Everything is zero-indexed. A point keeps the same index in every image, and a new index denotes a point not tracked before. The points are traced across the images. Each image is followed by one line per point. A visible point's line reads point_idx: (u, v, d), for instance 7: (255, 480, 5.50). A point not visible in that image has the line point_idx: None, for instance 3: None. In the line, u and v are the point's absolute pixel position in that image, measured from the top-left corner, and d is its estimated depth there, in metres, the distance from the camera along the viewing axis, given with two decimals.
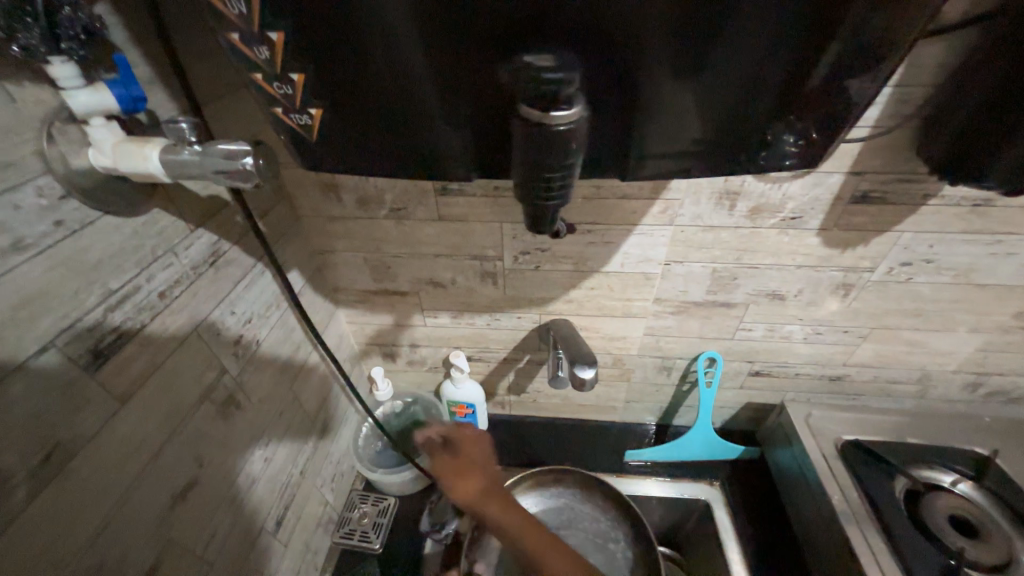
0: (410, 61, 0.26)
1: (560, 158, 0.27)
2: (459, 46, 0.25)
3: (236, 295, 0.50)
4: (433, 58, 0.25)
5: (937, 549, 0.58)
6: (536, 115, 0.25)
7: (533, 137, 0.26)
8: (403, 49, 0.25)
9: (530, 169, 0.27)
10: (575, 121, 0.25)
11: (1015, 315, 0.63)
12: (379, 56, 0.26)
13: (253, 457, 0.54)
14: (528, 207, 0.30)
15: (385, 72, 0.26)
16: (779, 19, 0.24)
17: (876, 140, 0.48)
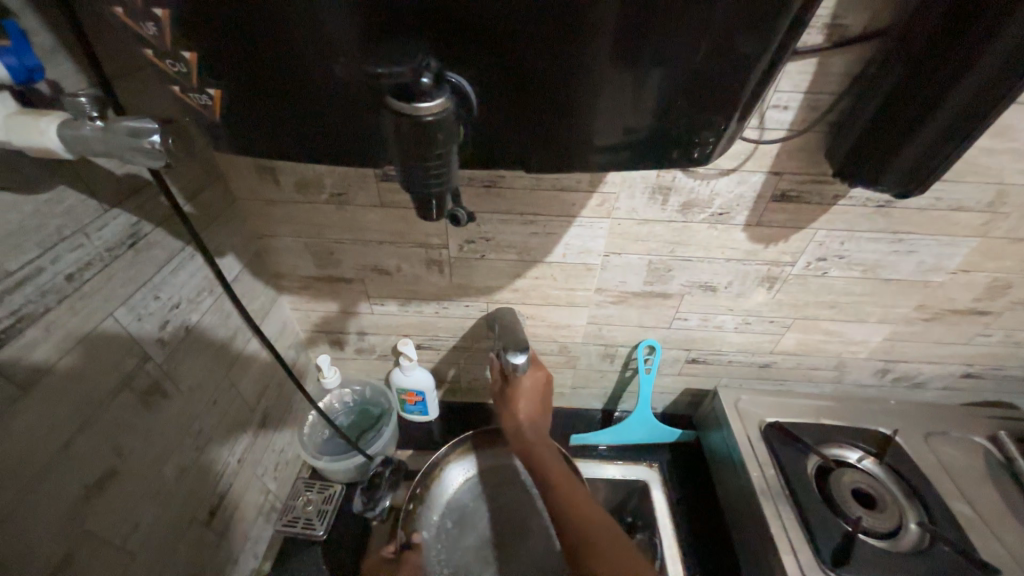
0: (292, 39, 0.25)
1: (439, 151, 0.26)
2: (336, 26, 0.24)
3: (161, 280, 0.49)
4: (314, 38, 0.25)
5: (839, 519, 0.63)
6: (401, 107, 0.24)
7: (403, 128, 0.25)
8: (283, 25, 0.24)
9: (408, 161, 0.27)
10: (441, 113, 0.25)
11: (916, 308, 0.70)
12: (261, 33, 0.25)
13: (184, 448, 0.52)
14: (417, 198, 0.29)
15: (268, 52, 0.26)
16: (672, 24, 0.25)
17: (791, 143, 0.52)
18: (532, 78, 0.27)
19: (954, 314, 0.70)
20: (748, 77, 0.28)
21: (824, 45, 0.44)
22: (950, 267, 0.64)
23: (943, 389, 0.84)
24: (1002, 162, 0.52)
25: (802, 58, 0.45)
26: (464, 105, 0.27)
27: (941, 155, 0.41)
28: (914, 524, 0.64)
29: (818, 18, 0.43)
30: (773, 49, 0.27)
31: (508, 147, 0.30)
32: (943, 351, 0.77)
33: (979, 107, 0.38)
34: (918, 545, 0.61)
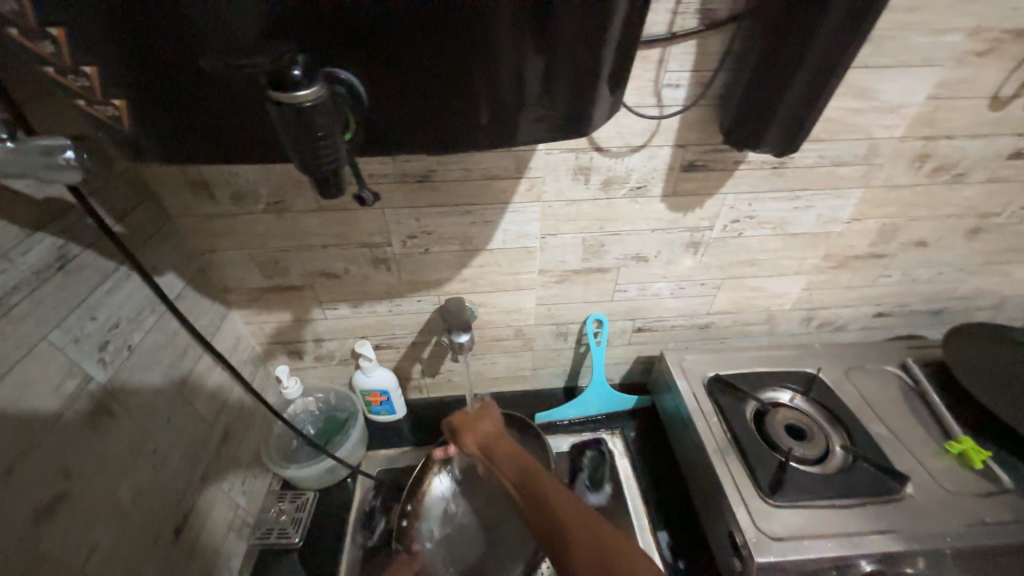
0: (180, 41, 0.27)
1: (327, 135, 0.28)
2: (217, 26, 0.26)
3: (96, 301, 0.49)
4: (200, 40, 0.27)
5: (775, 453, 0.70)
6: (278, 97, 0.26)
7: (285, 116, 0.26)
8: (168, 29, 0.26)
9: (296, 147, 0.28)
10: (320, 98, 0.27)
11: (824, 257, 0.78)
12: (149, 39, 0.27)
13: (138, 466, 0.52)
14: (319, 181, 0.30)
15: (160, 57, 0.28)
16: (527, 13, 0.28)
17: (689, 117, 0.58)
18: (413, 65, 0.30)
19: (857, 260, 0.79)
20: (606, 56, 0.32)
21: (699, 27, 0.50)
22: (844, 217, 0.72)
23: (861, 329, 0.93)
24: (867, 119, 0.60)
25: (683, 41, 0.51)
26: (355, 100, 0.30)
27: (810, 108, 0.48)
28: (838, 450, 0.71)
29: (689, 5, 0.49)
30: (620, 34, 0.32)
31: (408, 131, 0.33)
32: (855, 295, 0.85)
33: (825, 74, 0.45)
34: (843, 466, 0.69)
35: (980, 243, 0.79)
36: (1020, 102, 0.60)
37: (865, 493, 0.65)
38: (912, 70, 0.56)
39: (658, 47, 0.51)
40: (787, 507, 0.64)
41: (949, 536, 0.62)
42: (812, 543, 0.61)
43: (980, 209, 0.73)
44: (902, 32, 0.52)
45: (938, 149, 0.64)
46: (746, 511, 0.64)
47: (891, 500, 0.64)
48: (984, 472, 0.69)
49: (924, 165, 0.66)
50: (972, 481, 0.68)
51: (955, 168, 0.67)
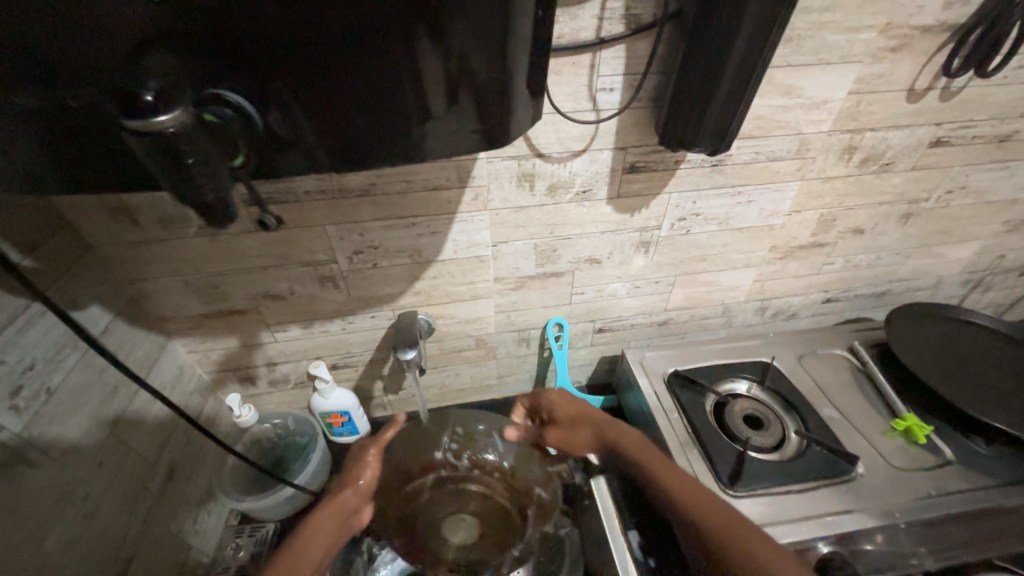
0: (40, 67, 0.26)
1: (200, 160, 0.26)
2: (82, 51, 0.26)
3: (4, 343, 0.46)
4: (67, 68, 0.26)
5: (733, 443, 0.72)
6: (132, 124, 0.24)
7: (148, 144, 0.25)
8: (28, 53, 0.25)
9: (172, 175, 0.26)
10: (185, 122, 0.25)
11: (771, 249, 0.80)
12: (11, 66, 0.26)
13: (64, 514, 0.49)
14: (206, 211, 0.28)
15: (25, 86, 0.26)
16: (418, 28, 0.28)
17: (626, 119, 0.58)
18: (307, 84, 0.29)
19: (802, 250, 0.82)
20: (514, 64, 0.33)
21: (625, 33, 0.51)
22: (785, 210, 0.74)
23: (812, 315, 0.96)
24: (796, 115, 0.62)
25: (610, 46, 0.52)
26: (247, 121, 0.29)
27: (737, 104, 0.50)
28: (793, 435, 0.73)
29: (614, 10, 0.50)
30: (524, 41, 0.32)
31: (316, 149, 0.32)
32: (804, 283, 0.88)
33: (748, 65, 0.46)
34: (798, 451, 0.71)
35: (914, 227, 0.83)
36: (934, 93, 0.64)
37: (819, 475, 0.67)
38: (832, 68, 0.58)
39: (589, 52, 0.52)
40: (747, 496, 0.65)
41: (897, 510, 0.64)
42: (772, 530, 0.62)
43: (909, 196, 0.77)
44: (818, 31, 0.55)
45: (864, 141, 0.68)
46: None
47: (844, 481, 0.67)
48: (928, 445, 0.72)
49: (854, 156, 0.69)
50: (917, 456, 0.71)
51: (881, 158, 0.70)
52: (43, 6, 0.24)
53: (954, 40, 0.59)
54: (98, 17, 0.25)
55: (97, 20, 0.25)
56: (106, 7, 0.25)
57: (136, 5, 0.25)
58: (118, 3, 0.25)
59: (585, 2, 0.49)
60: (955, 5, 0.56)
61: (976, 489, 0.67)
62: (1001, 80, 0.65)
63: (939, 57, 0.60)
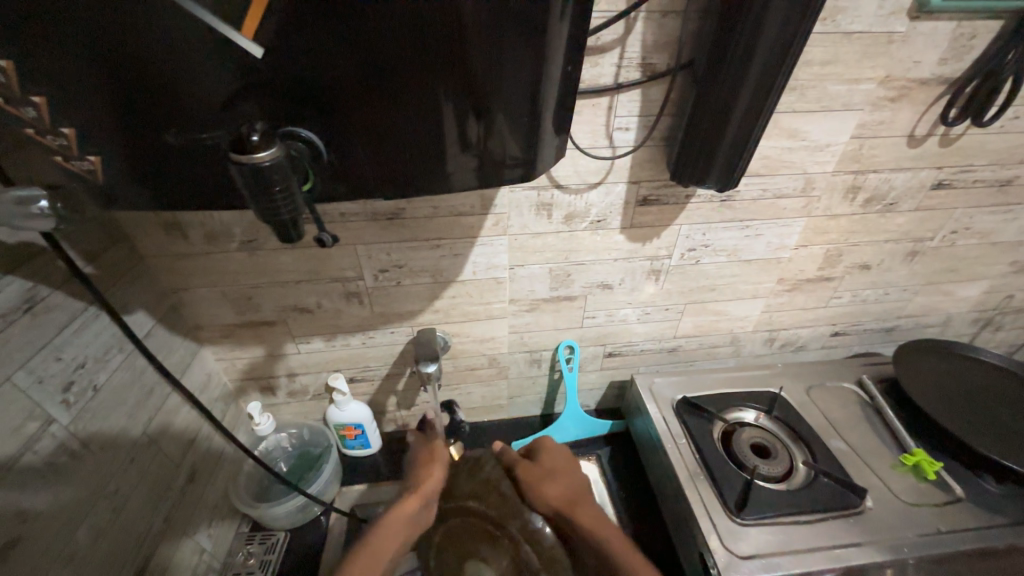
0: (151, 101, 0.30)
1: (285, 187, 0.31)
2: (189, 93, 0.30)
3: (63, 341, 0.50)
4: (173, 105, 0.30)
5: (740, 471, 0.72)
6: (238, 159, 0.29)
7: (245, 175, 0.30)
8: (144, 90, 0.30)
9: (259, 200, 0.31)
10: (277, 158, 0.30)
11: (778, 281, 0.82)
12: (128, 99, 0.30)
13: (98, 507, 0.52)
14: (276, 227, 0.33)
15: (135, 116, 0.31)
16: (464, 77, 0.32)
17: (640, 155, 0.63)
18: (367, 124, 0.33)
19: (809, 283, 0.84)
20: (544, 106, 0.37)
21: (641, 79, 0.56)
22: (792, 244, 0.77)
23: (821, 348, 0.98)
24: (800, 156, 0.66)
25: (627, 90, 0.57)
26: (316, 154, 0.34)
27: (744, 146, 0.54)
28: (802, 465, 0.74)
29: (631, 59, 0.54)
30: (553, 88, 0.37)
31: (370, 177, 0.36)
32: (812, 316, 0.90)
33: (754, 111, 0.51)
34: (806, 481, 0.72)
35: (920, 265, 0.85)
36: (933, 140, 0.67)
37: (827, 507, 0.67)
38: (835, 114, 0.62)
39: (607, 95, 0.57)
40: (754, 526, 0.65)
41: (906, 546, 0.64)
42: (779, 560, 0.62)
43: (914, 235, 0.80)
44: (820, 82, 0.59)
45: (867, 181, 0.71)
46: (716, 532, 0.65)
47: (851, 514, 0.67)
48: (938, 483, 0.72)
49: (857, 196, 0.72)
50: (928, 492, 0.71)
51: (885, 198, 0.74)
52: (158, 58, 0.28)
53: (950, 92, 0.63)
54: (203, 66, 0.29)
55: (203, 70, 0.29)
56: (212, 57, 0.29)
57: (239, 58, 0.29)
58: (224, 58, 0.29)
59: (606, 51, 0.54)
60: (951, 61, 0.60)
61: (988, 528, 0.66)
62: (999, 129, 0.68)
63: (938, 107, 0.64)
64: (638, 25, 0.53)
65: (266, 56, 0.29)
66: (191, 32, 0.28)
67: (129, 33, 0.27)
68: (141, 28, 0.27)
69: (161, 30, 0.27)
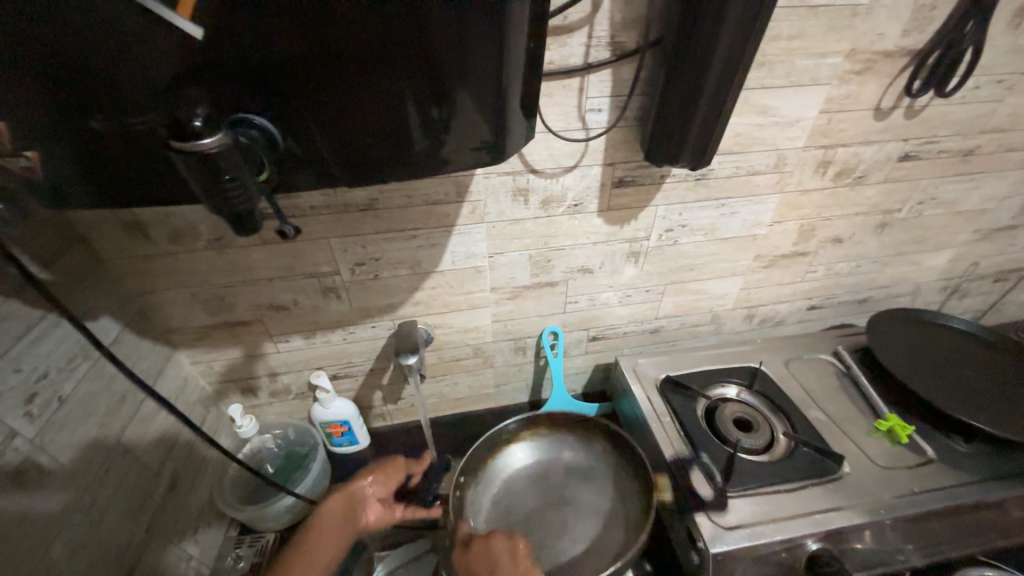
0: (84, 87, 0.28)
1: (236, 175, 0.30)
2: (128, 79, 0.28)
3: (20, 352, 0.48)
4: (112, 92, 0.29)
5: (723, 445, 0.74)
6: (182, 147, 0.28)
7: (192, 163, 0.28)
8: (74, 75, 0.28)
9: (211, 191, 0.30)
10: (224, 144, 0.29)
11: (755, 258, 0.84)
12: (58, 86, 0.28)
13: (72, 522, 0.50)
14: (232, 219, 0.32)
15: (71, 106, 0.29)
16: (421, 55, 0.31)
17: (613, 137, 0.62)
18: (322, 108, 0.32)
19: (785, 259, 0.85)
20: (509, 85, 0.36)
21: (611, 58, 0.55)
22: (767, 221, 0.78)
23: (798, 322, 1.00)
24: (772, 132, 0.66)
25: (598, 70, 0.56)
26: (271, 141, 0.32)
27: (715, 123, 0.54)
28: (782, 436, 0.76)
29: (600, 38, 0.54)
30: (518, 66, 0.36)
31: (330, 164, 0.35)
32: (789, 291, 0.92)
33: (724, 87, 0.51)
34: (787, 451, 0.74)
35: (889, 237, 0.87)
36: (898, 112, 0.69)
37: (806, 476, 0.69)
38: (803, 89, 0.63)
39: (577, 76, 0.56)
40: (738, 497, 0.67)
41: (882, 507, 0.67)
42: (762, 529, 0.64)
43: (883, 207, 0.81)
44: (788, 56, 0.59)
45: (837, 156, 0.72)
46: (701, 506, 0.66)
47: (830, 480, 0.69)
48: (911, 445, 0.75)
49: (829, 170, 0.73)
50: (902, 455, 0.74)
51: (855, 171, 0.75)
52: (92, 42, 0.27)
53: (914, 63, 0.64)
54: (142, 51, 0.27)
55: (140, 55, 0.28)
56: (151, 41, 0.27)
57: (178, 40, 0.27)
58: (163, 40, 0.27)
59: (574, 31, 0.53)
60: (913, 32, 0.61)
61: (958, 485, 0.69)
62: (961, 99, 0.69)
63: (902, 79, 0.65)
64: (605, 2, 0.52)
65: (206, 35, 0.28)
66: (119, 8, 0.26)
67: (55, 15, 0.26)
68: (68, 10, 0.26)
69: (87, 10, 0.26)
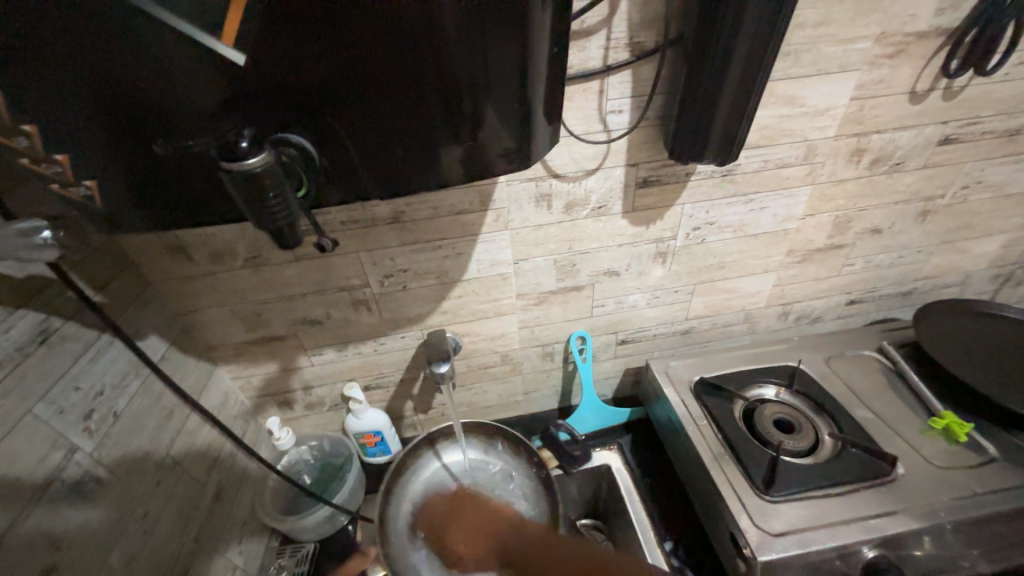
0: (140, 118, 0.30)
1: (279, 190, 0.31)
2: (180, 108, 0.30)
3: (80, 370, 0.51)
4: (165, 120, 0.31)
5: (764, 448, 0.71)
6: (229, 166, 0.29)
7: (238, 182, 0.30)
8: (131, 108, 0.30)
9: (256, 207, 0.31)
10: (267, 162, 0.30)
11: (788, 253, 0.81)
12: (117, 119, 0.30)
13: (128, 531, 0.52)
14: (274, 234, 0.33)
15: (129, 136, 0.31)
16: (446, 65, 0.32)
17: (635, 137, 0.62)
18: (356, 123, 0.33)
19: (820, 253, 0.82)
20: (534, 89, 0.36)
21: (630, 59, 0.55)
22: (799, 214, 0.75)
23: (837, 318, 0.96)
24: (800, 123, 0.64)
25: (617, 72, 0.56)
26: (308, 159, 0.33)
27: (740, 116, 0.53)
28: (827, 437, 0.73)
29: (618, 40, 0.54)
30: (542, 70, 0.36)
31: (364, 177, 0.36)
32: (825, 286, 0.89)
33: (749, 80, 0.50)
34: (834, 453, 0.70)
35: (933, 224, 0.83)
36: (936, 94, 0.66)
37: (857, 479, 0.66)
38: (831, 76, 0.61)
39: (596, 79, 0.56)
40: (784, 502, 0.64)
41: (942, 510, 0.63)
42: (812, 535, 0.61)
43: (924, 193, 0.78)
44: (814, 44, 0.58)
45: (871, 143, 0.69)
46: (745, 511, 0.64)
47: (883, 483, 0.66)
48: (970, 444, 0.71)
49: (863, 158, 0.71)
50: (961, 454, 0.69)
51: (891, 158, 0.72)
52: (148, 76, 0.29)
53: (949, 43, 0.61)
54: (192, 80, 0.29)
55: (189, 83, 0.29)
56: (199, 71, 0.29)
57: (223, 68, 0.29)
58: (210, 69, 0.29)
59: (592, 34, 0.53)
60: (948, 11, 0.58)
61: None
62: (1004, 76, 0.66)
63: (938, 60, 0.62)
64: (622, 4, 0.52)
65: (248, 62, 0.29)
66: (171, 44, 0.28)
67: (115, 52, 0.28)
68: (126, 46, 0.28)
69: (143, 46, 0.28)
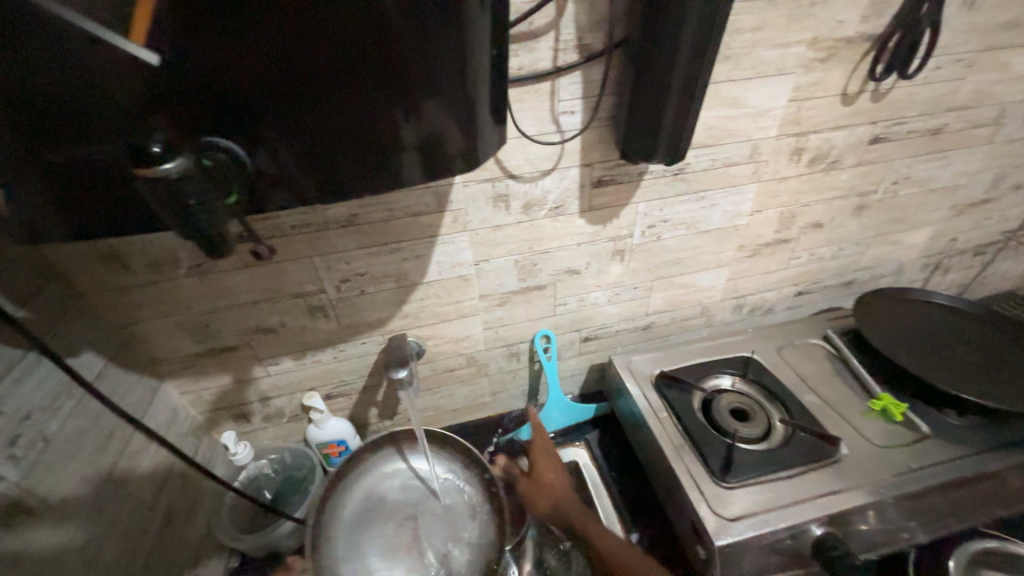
0: (43, 121, 0.28)
1: (202, 198, 0.31)
2: (90, 109, 0.28)
3: (3, 393, 0.47)
4: (75, 123, 0.29)
5: (721, 436, 0.74)
6: (145, 173, 0.29)
7: (157, 189, 0.30)
8: (31, 110, 0.28)
9: (179, 214, 0.31)
10: (186, 168, 0.30)
11: (739, 248, 0.84)
12: (17, 122, 0.28)
13: (66, 562, 0.49)
14: (200, 241, 0.34)
15: (33, 140, 0.29)
16: (383, 65, 0.31)
17: (588, 137, 0.63)
18: (290, 127, 0.32)
19: (769, 247, 0.86)
20: (478, 87, 0.36)
21: (579, 61, 0.56)
22: (747, 211, 0.79)
23: (787, 309, 1.01)
24: (744, 123, 0.67)
25: (567, 73, 0.57)
26: (238, 163, 0.32)
27: (686, 118, 0.55)
28: (779, 423, 0.77)
29: (567, 42, 0.54)
30: (484, 69, 0.36)
31: (304, 182, 0.35)
32: (774, 278, 0.93)
33: (692, 83, 0.52)
34: (785, 438, 0.74)
35: (868, 218, 0.88)
36: (865, 96, 0.70)
37: (805, 461, 0.70)
38: (770, 79, 0.64)
39: (547, 81, 0.57)
40: (740, 488, 0.67)
41: (883, 485, 0.67)
42: (767, 517, 0.64)
43: (860, 189, 0.83)
44: (753, 49, 0.60)
45: (810, 142, 0.73)
46: (704, 499, 0.66)
47: (829, 463, 0.70)
48: (905, 422, 0.76)
49: (803, 157, 0.75)
50: (897, 432, 0.74)
51: (828, 157, 0.76)
52: (50, 76, 0.27)
53: (874, 49, 0.65)
54: (101, 82, 0.27)
55: (98, 85, 0.28)
56: (110, 71, 0.27)
57: (136, 69, 0.28)
58: (122, 70, 0.27)
59: (540, 36, 0.53)
60: (871, 18, 0.62)
61: (956, 459, 0.70)
62: (924, 80, 0.71)
63: (865, 64, 0.66)
64: (568, 6, 0.53)
65: (162, 62, 0.28)
66: (76, 43, 0.26)
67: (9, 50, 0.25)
68: (21, 43, 0.25)
69: (40, 44, 0.26)
